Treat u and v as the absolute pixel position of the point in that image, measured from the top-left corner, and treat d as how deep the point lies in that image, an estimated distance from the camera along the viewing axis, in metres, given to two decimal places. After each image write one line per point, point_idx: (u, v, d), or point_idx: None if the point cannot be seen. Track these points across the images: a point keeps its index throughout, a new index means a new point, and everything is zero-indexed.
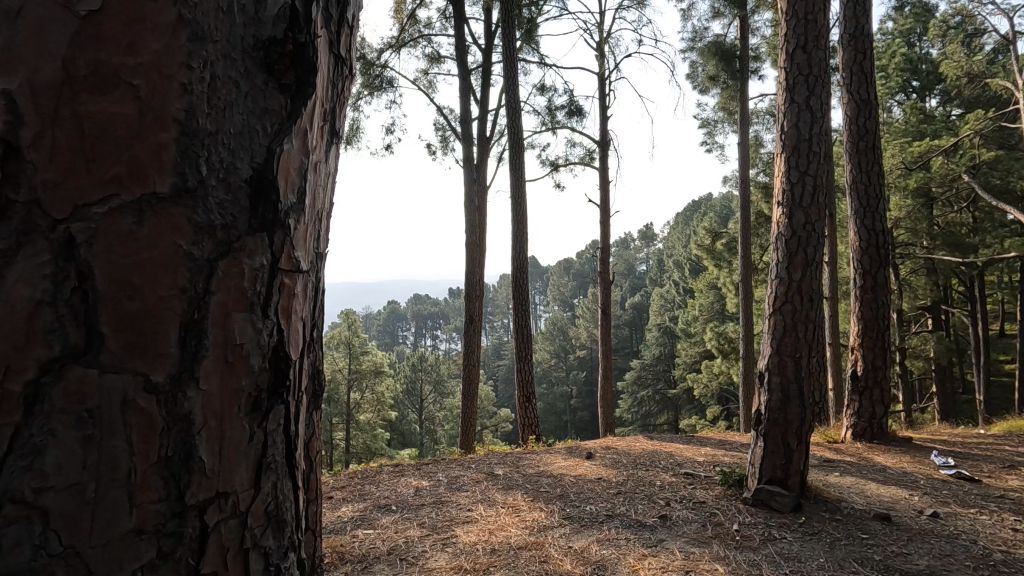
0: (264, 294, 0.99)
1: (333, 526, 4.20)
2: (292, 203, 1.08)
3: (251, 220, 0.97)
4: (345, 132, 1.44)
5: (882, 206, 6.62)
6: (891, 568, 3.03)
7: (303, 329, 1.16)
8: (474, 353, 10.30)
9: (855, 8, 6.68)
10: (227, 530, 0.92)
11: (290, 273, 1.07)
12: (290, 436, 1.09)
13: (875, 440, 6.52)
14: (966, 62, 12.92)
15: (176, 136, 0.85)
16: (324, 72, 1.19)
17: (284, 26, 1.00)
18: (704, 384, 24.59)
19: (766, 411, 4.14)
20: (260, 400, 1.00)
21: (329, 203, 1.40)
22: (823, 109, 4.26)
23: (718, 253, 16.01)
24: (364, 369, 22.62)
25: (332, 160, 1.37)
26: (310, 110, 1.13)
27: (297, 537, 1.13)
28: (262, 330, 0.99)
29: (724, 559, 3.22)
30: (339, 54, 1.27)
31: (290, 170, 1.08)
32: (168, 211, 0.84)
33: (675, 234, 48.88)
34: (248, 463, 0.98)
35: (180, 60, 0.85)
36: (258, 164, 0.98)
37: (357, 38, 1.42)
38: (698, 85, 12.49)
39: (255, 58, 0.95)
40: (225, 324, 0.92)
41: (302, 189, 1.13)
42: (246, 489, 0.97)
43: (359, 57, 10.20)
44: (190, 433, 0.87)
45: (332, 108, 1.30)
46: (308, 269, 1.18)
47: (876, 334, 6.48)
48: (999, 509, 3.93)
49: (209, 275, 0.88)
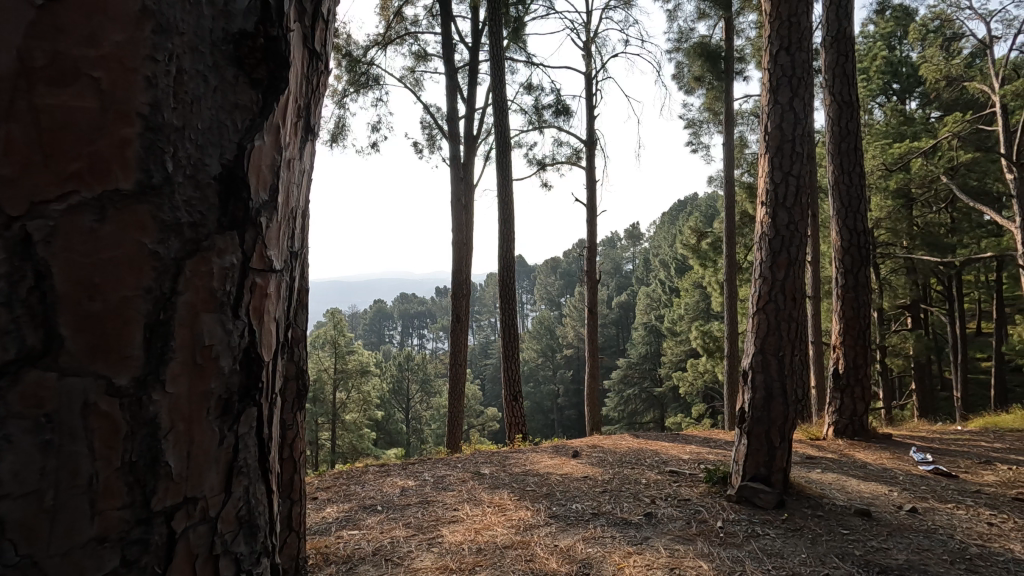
0: (234, 294, 0.96)
1: (318, 526, 4.16)
2: (264, 201, 1.03)
3: (221, 218, 0.93)
4: (319, 128, 1.39)
5: (863, 206, 6.72)
6: (870, 563, 3.08)
7: (276, 330, 1.12)
8: (461, 352, 10.27)
9: (838, 11, 6.78)
10: (196, 535, 0.90)
11: (263, 272, 1.04)
12: (263, 439, 1.06)
13: (856, 437, 6.63)
14: (945, 65, 13.32)
15: (140, 131, 0.82)
16: (298, 66, 1.16)
17: (256, 19, 0.96)
18: (690, 382, 24.81)
19: (750, 409, 4.18)
20: (231, 402, 0.97)
21: (304, 202, 1.36)
22: (806, 110, 4.32)
23: (703, 252, 16.16)
24: (350, 368, 22.51)
25: (307, 157, 1.33)
26: (283, 107, 1.10)
27: (270, 543, 1.09)
28: (233, 331, 0.96)
29: (708, 556, 3.25)
30: (314, 48, 1.24)
31: (262, 167, 1.04)
32: (132, 208, 0.81)
33: (662, 233, 49.25)
34: (218, 467, 0.95)
35: (143, 53, 0.83)
36: (228, 161, 0.94)
37: (331, 33, 1.38)
38: (684, 86, 12.59)
39: (223, 51, 0.92)
40: (194, 325, 0.89)
41: (275, 186, 1.08)
42: (216, 494, 0.94)
43: (345, 55, 10.12)
44: (156, 436, 0.84)
45: (306, 104, 1.26)
46: (281, 269, 1.14)
47: (857, 333, 6.58)
48: (975, 504, 4.01)
49: (176, 275, 0.86)
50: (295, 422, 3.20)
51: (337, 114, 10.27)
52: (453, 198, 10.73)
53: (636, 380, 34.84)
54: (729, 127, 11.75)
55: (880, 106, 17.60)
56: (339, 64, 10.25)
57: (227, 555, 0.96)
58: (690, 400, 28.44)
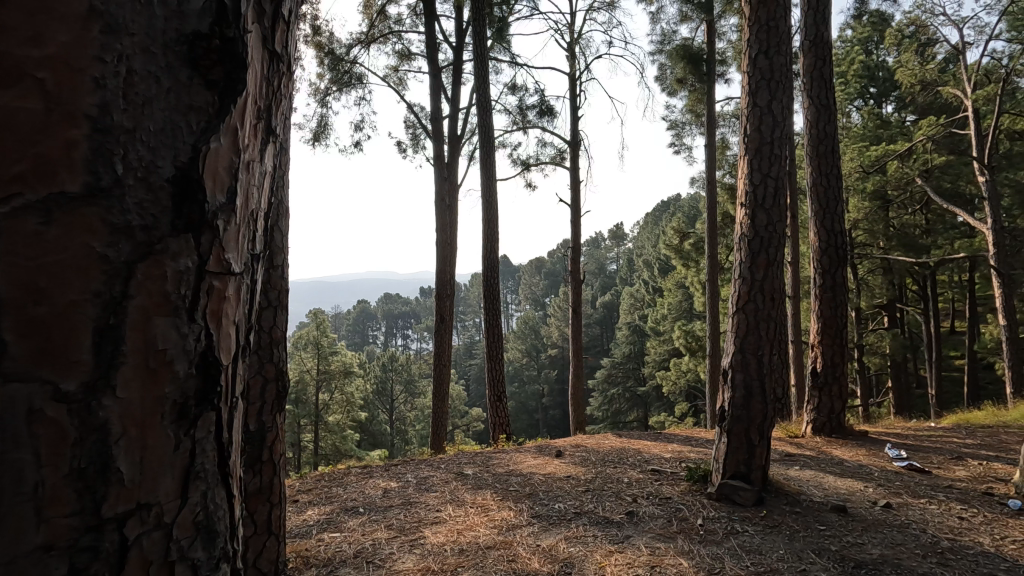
0: (190, 297, 0.89)
1: (298, 530, 4.11)
2: (221, 204, 0.94)
3: (176, 219, 0.86)
4: (284, 132, 1.27)
5: (841, 208, 6.83)
6: (846, 557, 3.13)
7: (237, 334, 1.03)
8: (445, 352, 10.23)
9: (816, 16, 6.90)
10: (150, 543, 0.83)
11: (221, 275, 0.95)
12: (224, 442, 0.98)
13: (834, 434, 6.75)
14: (919, 70, 13.69)
15: (87, 132, 0.76)
16: (257, 65, 1.05)
17: (210, 20, 0.90)
18: (673, 381, 25.03)
19: (729, 408, 4.24)
20: (188, 406, 0.89)
21: (268, 208, 1.23)
22: (784, 112, 4.38)
23: (686, 253, 16.34)
24: (334, 369, 22.34)
25: (269, 159, 1.19)
26: (241, 108, 1.01)
27: (231, 549, 1.00)
28: (189, 335, 0.89)
29: (688, 553, 3.29)
30: (274, 49, 1.13)
31: (219, 167, 0.95)
32: (80, 211, 0.76)
33: (645, 233, 49.64)
34: (174, 472, 0.87)
35: (90, 54, 0.77)
36: (183, 162, 0.87)
37: (295, 34, 1.28)
38: (666, 87, 12.72)
39: (177, 51, 0.85)
40: (146, 329, 0.83)
41: (233, 188, 0.99)
42: (172, 499, 0.87)
43: (327, 52, 10.02)
44: (107, 443, 0.78)
45: (268, 105, 1.15)
46: (242, 273, 1.04)
47: (834, 332, 6.70)
48: (946, 499, 4.11)
49: (126, 279, 0.79)
50: (274, 423, 3.17)
51: (319, 112, 10.16)
52: (437, 198, 10.69)
53: (620, 379, 35.07)
54: (711, 129, 11.89)
55: (858, 110, 17.96)
56: (322, 62, 10.14)
57: (184, 562, 0.88)
58: (673, 399, 28.70)
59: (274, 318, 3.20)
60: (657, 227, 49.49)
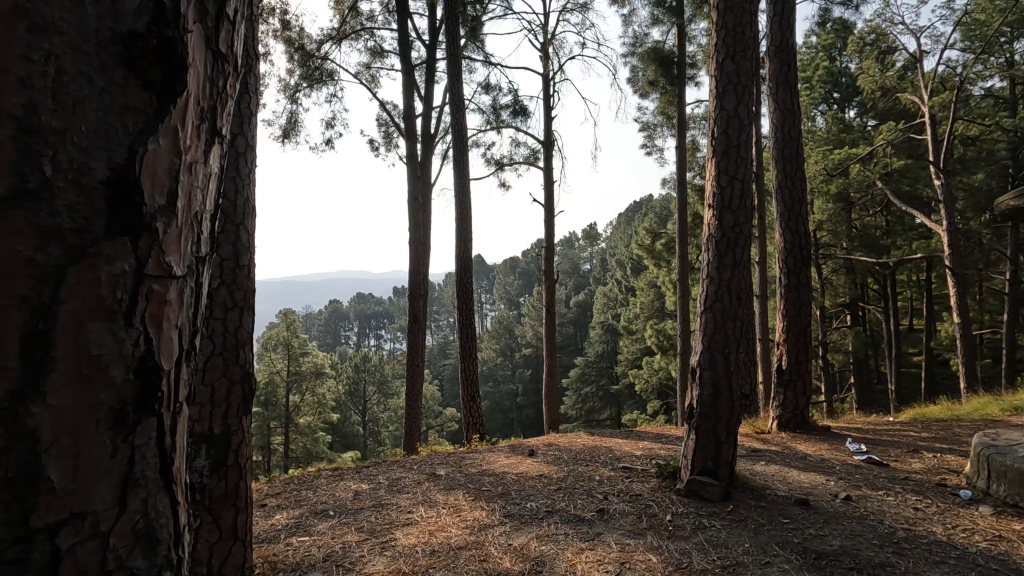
0: (128, 302, 0.86)
1: (265, 534, 4.03)
2: (160, 208, 0.91)
3: (112, 222, 0.83)
4: (233, 134, 1.19)
5: (805, 209, 7.02)
6: (807, 549, 3.23)
7: (181, 339, 0.99)
8: (418, 352, 10.16)
9: (781, 22, 7.11)
10: (85, 552, 0.80)
11: (162, 279, 0.92)
12: (167, 449, 0.95)
13: (798, 429, 6.94)
14: (880, 77, 14.21)
15: (12, 136, 0.76)
16: (199, 65, 1.01)
17: (147, 19, 0.87)
18: (645, 379, 25.36)
19: (698, 405, 4.32)
20: (126, 413, 0.87)
21: (215, 214, 1.17)
22: (749, 116, 4.49)
23: (658, 253, 16.58)
24: (304, 370, 21.97)
25: (215, 162, 1.12)
26: (182, 109, 0.96)
27: (177, 558, 0.97)
28: (126, 340, 0.86)
29: (657, 549, 3.34)
30: (219, 50, 1.07)
31: (157, 170, 0.91)
32: (8, 214, 0.76)
33: (618, 233, 50.16)
34: (111, 481, 0.85)
35: (20, 55, 0.77)
36: (119, 164, 0.85)
37: (243, 32, 1.21)
38: (639, 89, 12.88)
39: (112, 51, 0.83)
40: (78, 334, 0.80)
41: (174, 191, 0.95)
42: (109, 508, 0.84)
43: (298, 48, 9.84)
44: (36, 449, 0.77)
45: (215, 105, 1.09)
46: (186, 276, 1.00)
47: (799, 330, 6.89)
48: (903, 491, 4.27)
49: (56, 283, 0.78)
50: (240, 426, 3.10)
51: (289, 109, 9.98)
52: (410, 197, 10.60)
53: (594, 378, 35.39)
54: (681, 131, 12.10)
55: (822, 114, 18.50)
56: (292, 58, 9.95)
57: (121, 571, 0.85)
58: (645, 397, 29.09)
59: (239, 320, 3.12)
60: (630, 228, 50.08)
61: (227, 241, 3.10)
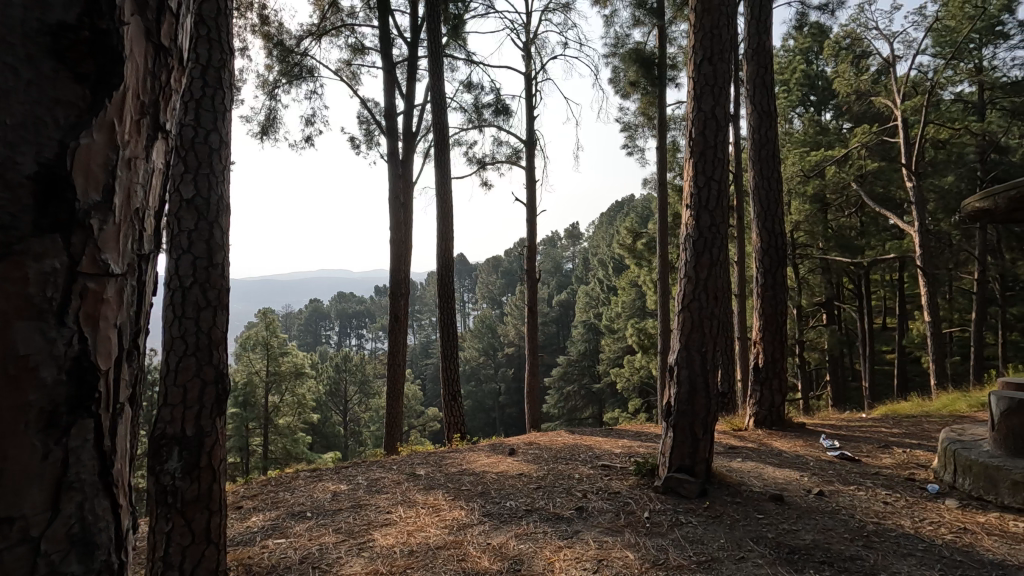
0: (61, 300, 0.84)
1: (240, 537, 3.97)
2: (94, 203, 0.89)
3: (42, 219, 0.81)
4: (178, 131, 1.17)
5: (781, 210, 7.14)
6: (781, 544, 3.28)
7: (119, 339, 0.97)
8: (399, 352, 10.09)
9: (758, 26, 7.24)
10: (12, 561, 0.78)
11: (98, 278, 0.90)
12: (104, 450, 0.93)
13: (773, 426, 7.06)
14: (854, 81, 14.54)
15: None
16: (138, 58, 0.98)
17: (79, 10, 0.85)
18: (626, 378, 25.56)
19: (675, 404, 4.38)
20: (58, 415, 0.84)
21: (161, 211, 1.14)
22: (726, 118, 4.55)
23: (639, 252, 16.73)
24: (284, 370, 21.71)
25: (158, 157, 1.10)
26: (118, 103, 0.94)
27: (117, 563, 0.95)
28: (58, 340, 0.84)
29: (634, 546, 3.37)
30: (161, 44, 1.04)
31: (91, 166, 0.90)
32: None
33: (600, 233, 50.52)
34: (42, 485, 0.82)
35: None
36: (48, 159, 0.82)
37: (188, 26, 1.18)
38: (620, 90, 12.98)
39: (40, 43, 0.81)
40: (5, 335, 0.78)
41: (109, 187, 0.93)
42: (40, 513, 0.82)
43: (277, 43, 9.69)
44: None
45: (157, 101, 1.06)
46: (123, 275, 0.97)
47: (775, 329, 7.01)
48: (873, 485, 4.36)
49: None
50: (214, 428, 3.03)
51: (267, 105, 9.82)
52: (392, 195, 10.54)
53: (576, 376, 35.55)
54: (662, 131, 12.22)
55: (799, 116, 18.85)
56: (270, 53, 9.81)
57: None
58: (627, 395, 29.32)
59: (213, 320, 3.05)
60: (611, 227, 50.42)
61: (199, 240, 3.04)
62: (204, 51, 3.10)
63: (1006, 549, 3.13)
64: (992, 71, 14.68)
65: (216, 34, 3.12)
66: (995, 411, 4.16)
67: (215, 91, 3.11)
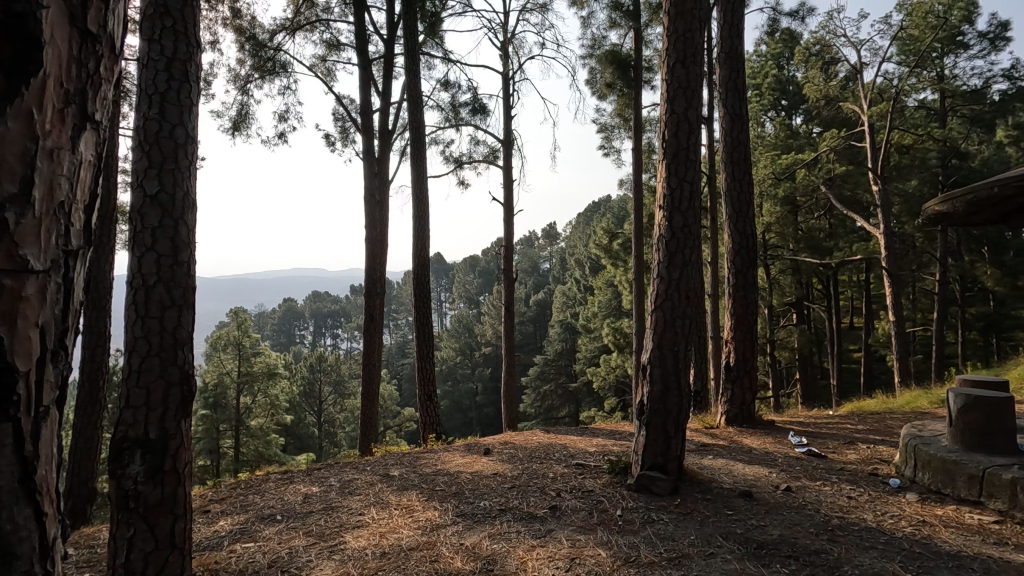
0: None
1: (207, 542, 3.88)
2: (10, 197, 0.88)
3: None
4: (109, 122, 1.15)
5: (752, 211, 7.26)
6: (749, 540, 3.34)
7: (43, 340, 0.95)
8: (374, 351, 9.99)
9: (730, 31, 7.37)
10: None
11: (15, 275, 0.89)
12: (24, 456, 0.92)
13: (744, 424, 7.20)
14: (824, 86, 14.93)
15: None
16: (60, 43, 0.97)
17: None
18: (603, 377, 25.76)
19: (648, 402, 4.43)
20: None
21: (92, 204, 1.12)
22: (698, 120, 4.61)
23: (615, 252, 16.89)
24: (256, 371, 21.29)
25: (88, 148, 1.08)
26: (35, 91, 0.92)
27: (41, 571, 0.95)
28: None
29: (606, 544, 3.39)
30: (87, 29, 1.03)
31: (8, 157, 0.89)
32: None
33: (577, 233, 50.89)
34: None
35: None
36: None
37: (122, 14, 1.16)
38: (596, 91, 13.07)
39: None
40: None
41: (27, 178, 0.91)
42: None
43: (249, 38, 9.48)
44: None
45: (85, 88, 1.04)
46: (47, 271, 0.95)
47: (745, 328, 7.15)
48: (838, 481, 4.48)
49: None
50: (180, 430, 2.95)
51: (239, 101, 9.62)
52: (367, 194, 10.43)
53: (552, 376, 35.67)
54: (638, 133, 12.35)
55: (771, 120, 19.24)
56: (243, 47, 9.60)
57: None
58: (603, 394, 29.54)
59: (178, 319, 2.96)
60: (588, 227, 50.75)
61: (164, 237, 2.95)
62: (169, 43, 3.01)
63: (961, 540, 3.25)
64: (954, 80, 15.22)
65: (183, 26, 3.04)
66: (953, 409, 4.28)
67: (181, 84, 3.03)
